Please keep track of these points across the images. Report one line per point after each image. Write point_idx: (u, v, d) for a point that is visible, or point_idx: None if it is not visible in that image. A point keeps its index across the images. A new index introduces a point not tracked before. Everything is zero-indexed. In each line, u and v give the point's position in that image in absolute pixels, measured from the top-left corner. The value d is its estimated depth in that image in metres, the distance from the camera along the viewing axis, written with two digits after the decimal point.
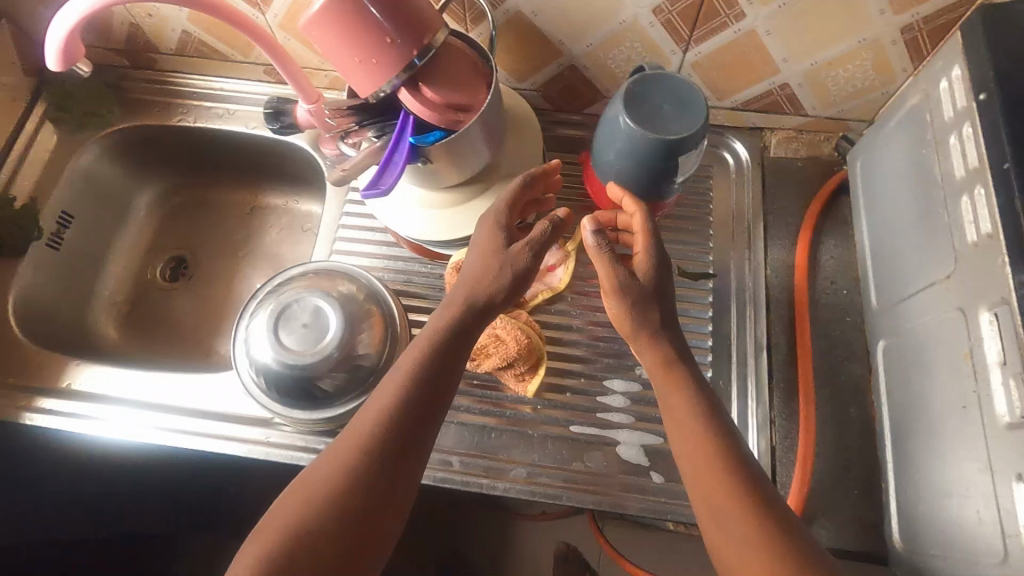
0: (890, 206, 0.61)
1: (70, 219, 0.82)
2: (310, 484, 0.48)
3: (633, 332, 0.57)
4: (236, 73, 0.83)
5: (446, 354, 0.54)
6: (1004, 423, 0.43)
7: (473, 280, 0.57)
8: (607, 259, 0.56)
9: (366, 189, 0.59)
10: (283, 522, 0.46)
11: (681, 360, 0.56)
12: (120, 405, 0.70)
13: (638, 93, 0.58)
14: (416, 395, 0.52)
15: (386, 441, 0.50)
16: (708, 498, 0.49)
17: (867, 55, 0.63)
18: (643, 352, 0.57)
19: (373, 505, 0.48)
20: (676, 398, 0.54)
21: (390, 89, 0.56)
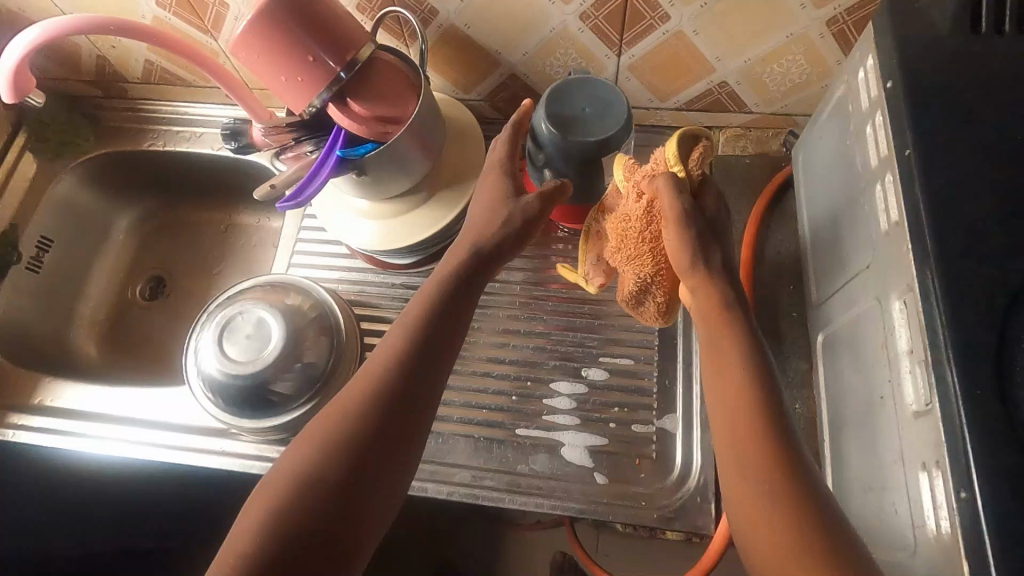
0: (827, 198, 0.60)
1: (49, 243, 0.87)
2: (313, 435, 0.48)
3: (686, 267, 0.53)
4: (202, 98, 0.87)
5: (448, 308, 0.54)
6: (912, 412, 0.42)
7: (479, 233, 0.59)
8: (666, 194, 0.51)
9: (281, 202, 0.60)
10: (287, 476, 0.46)
11: (735, 305, 0.52)
12: (85, 419, 0.72)
13: (561, 94, 0.59)
14: (419, 347, 0.52)
15: (392, 391, 0.49)
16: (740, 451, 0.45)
17: (798, 49, 0.63)
18: (698, 289, 0.53)
19: (382, 454, 0.47)
20: (727, 335, 0.51)
21: (319, 104, 0.59)
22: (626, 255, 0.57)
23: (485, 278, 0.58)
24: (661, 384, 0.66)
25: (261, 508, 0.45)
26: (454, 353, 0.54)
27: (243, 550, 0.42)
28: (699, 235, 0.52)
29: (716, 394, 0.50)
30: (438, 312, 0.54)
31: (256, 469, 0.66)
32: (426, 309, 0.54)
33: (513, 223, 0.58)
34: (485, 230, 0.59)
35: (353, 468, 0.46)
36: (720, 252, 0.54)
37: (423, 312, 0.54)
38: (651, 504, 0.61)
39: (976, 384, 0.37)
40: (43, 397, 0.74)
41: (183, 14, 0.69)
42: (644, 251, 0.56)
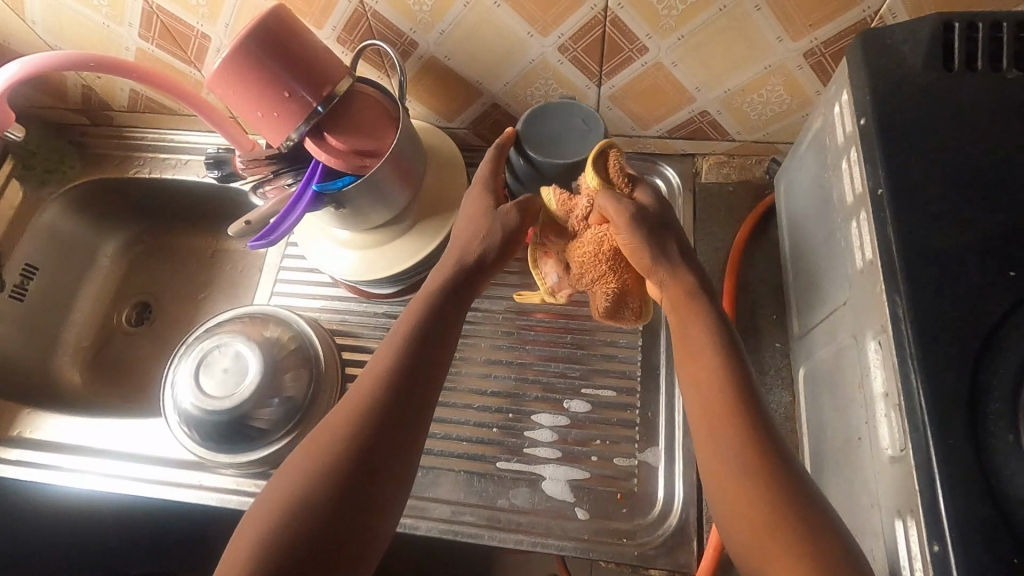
0: (807, 229, 0.60)
1: (34, 270, 0.87)
2: (308, 454, 0.47)
3: (649, 264, 0.53)
4: (188, 125, 0.87)
5: (438, 319, 0.53)
6: (888, 456, 0.41)
7: (466, 245, 0.57)
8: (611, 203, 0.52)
9: (253, 240, 0.60)
10: (280, 496, 0.44)
11: (703, 292, 0.52)
12: (62, 451, 0.71)
13: (540, 115, 0.62)
14: (410, 359, 0.50)
15: (385, 405, 0.48)
16: (710, 425, 0.46)
17: (777, 80, 0.63)
18: (665, 282, 0.52)
19: (377, 467, 0.46)
20: (694, 326, 0.51)
21: (296, 138, 0.59)
22: (590, 278, 0.56)
23: (474, 288, 0.57)
24: (643, 416, 0.66)
25: (261, 511, 0.44)
26: (445, 364, 0.52)
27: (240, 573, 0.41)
28: (654, 232, 0.52)
29: (687, 373, 0.50)
30: (427, 323, 0.52)
31: (234, 504, 0.65)
32: (417, 319, 0.53)
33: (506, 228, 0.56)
34: (470, 242, 0.57)
35: (347, 484, 0.45)
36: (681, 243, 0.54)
37: (413, 322, 0.52)
38: (632, 540, 0.60)
39: (948, 433, 0.37)
40: (22, 430, 0.73)
41: (166, 46, 0.69)
42: (604, 269, 0.55)
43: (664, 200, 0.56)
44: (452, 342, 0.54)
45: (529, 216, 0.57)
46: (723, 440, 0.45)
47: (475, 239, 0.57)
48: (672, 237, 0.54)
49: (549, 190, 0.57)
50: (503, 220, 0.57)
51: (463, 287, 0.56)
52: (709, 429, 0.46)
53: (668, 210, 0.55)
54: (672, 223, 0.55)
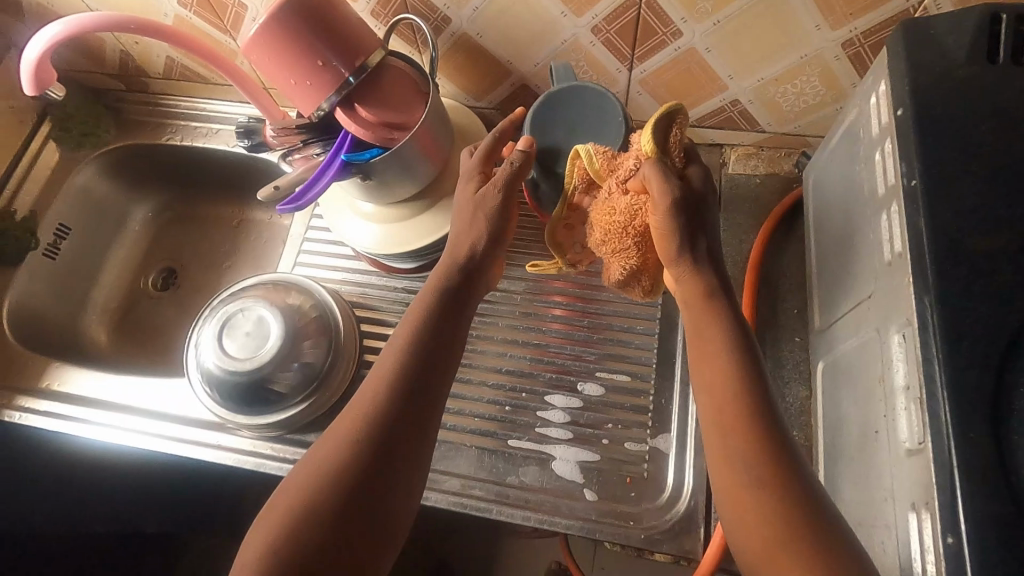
0: (834, 223, 0.59)
1: (67, 230, 0.89)
2: (324, 449, 0.48)
3: (672, 255, 0.52)
4: (220, 95, 0.88)
5: (448, 307, 0.54)
6: (905, 449, 0.41)
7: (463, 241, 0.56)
8: (661, 177, 0.50)
9: (283, 204, 0.60)
10: (302, 484, 0.46)
11: (722, 291, 0.51)
12: (86, 404, 0.73)
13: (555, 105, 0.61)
14: (421, 352, 0.51)
15: (400, 400, 0.49)
16: (723, 436, 0.46)
17: (812, 70, 0.62)
18: (683, 278, 0.52)
19: (392, 457, 0.47)
20: (708, 332, 0.50)
21: (328, 107, 0.60)
22: (610, 249, 0.55)
23: (484, 277, 0.57)
24: (657, 403, 0.66)
25: (284, 502, 0.45)
26: (457, 351, 0.53)
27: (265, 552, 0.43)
28: (687, 221, 0.51)
29: (701, 383, 0.49)
30: (436, 311, 0.53)
31: (249, 465, 0.66)
32: (428, 308, 0.53)
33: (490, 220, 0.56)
34: (463, 237, 0.56)
35: (365, 476, 0.45)
36: (703, 237, 0.52)
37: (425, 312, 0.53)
38: (638, 523, 0.60)
39: (970, 426, 0.36)
40: (51, 382, 0.76)
41: (203, 14, 0.71)
42: (630, 244, 0.54)
43: (703, 183, 0.53)
44: (462, 330, 0.54)
45: (507, 200, 0.56)
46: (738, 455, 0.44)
47: (465, 233, 0.56)
48: (697, 230, 0.51)
49: (590, 148, 0.55)
50: (486, 213, 0.56)
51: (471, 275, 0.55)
52: (722, 443, 0.46)
53: (705, 196, 0.53)
54: (701, 212, 0.52)
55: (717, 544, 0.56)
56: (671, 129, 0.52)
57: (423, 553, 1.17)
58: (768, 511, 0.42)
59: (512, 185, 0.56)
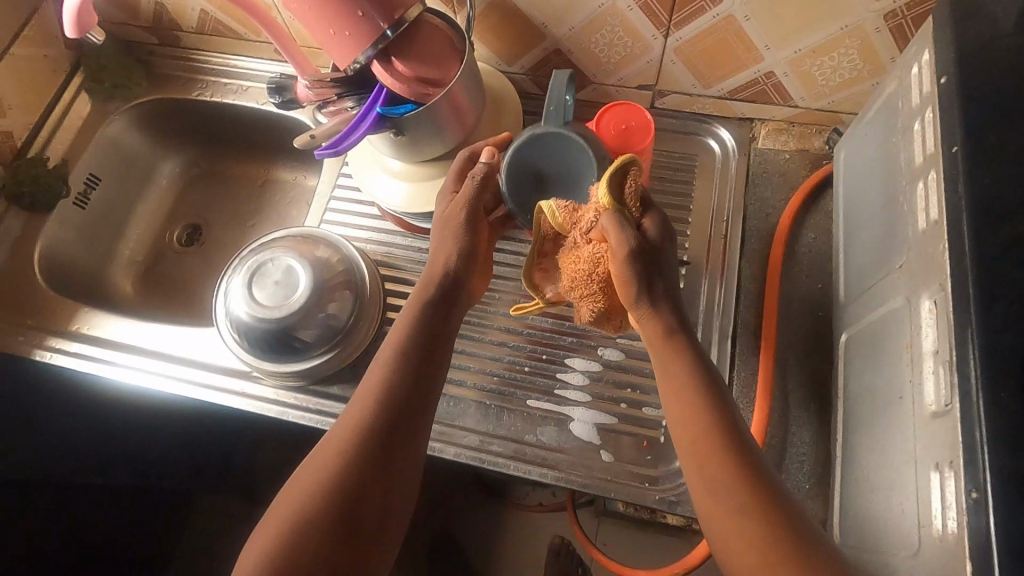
0: (865, 198, 0.59)
1: (97, 180, 0.90)
2: (321, 455, 0.49)
3: (632, 300, 0.52)
4: (251, 52, 0.89)
5: (435, 314, 0.56)
6: (930, 412, 0.41)
7: (443, 254, 0.58)
8: (616, 228, 0.51)
9: (321, 149, 0.61)
10: (312, 480, 0.48)
11: (682, 331, 0.53)
12: (114, 349, 0.75)
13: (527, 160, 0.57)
14: (410, 358, 0.53)
15: (394, 408, 0.51)
16: (701, 465, 0.47)
17: (851, 43, 0.62)
18: (642, 320, 0.53)
19: (387, 462, 0.49)
20: (673, 368, 0.51)
21: (364, 60, 0.60)
22: (578, 294, 0.55)
23: (470, 284, 0.59)
24: None
25: (295, 497, 0.47)
26: (445, 358, 0.55)
27: (281, 541, 0.45)
28: (645, 267, 0.51)
29: (673, 414, 0.51)
30: (426, 316, 0.55)
31: (274, 412, 0.68)
32: (416, 314, 0.55)
33: (463, 243, 0.57)
34: (438, 257, 0.58)
35: (369, 474, 0.48)
36: (663, 280, 0.53)
37: (415, 319, 0.55)
38: (654, 485, 0.62)
39: (1001, 388, 0.36)
40: (80, 326, 0.77)
41: None
42: (596, 289, 0.54)
43: (661, 229, 0.54)
44: (451, 334, 0.57)
45: (475, 217, 0.58)
46: (716, 484, 0.46)
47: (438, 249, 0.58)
48: (656, 275, 0.52)
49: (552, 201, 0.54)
50: (461, 236, 0.57)
51: (455, 284, 0.57)
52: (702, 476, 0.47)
53: (663, 242, 0.54)
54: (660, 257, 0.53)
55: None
56: (626, 179, 0.53)
57: (430, 521, 1.19)
58: (754, 533, 0.44)
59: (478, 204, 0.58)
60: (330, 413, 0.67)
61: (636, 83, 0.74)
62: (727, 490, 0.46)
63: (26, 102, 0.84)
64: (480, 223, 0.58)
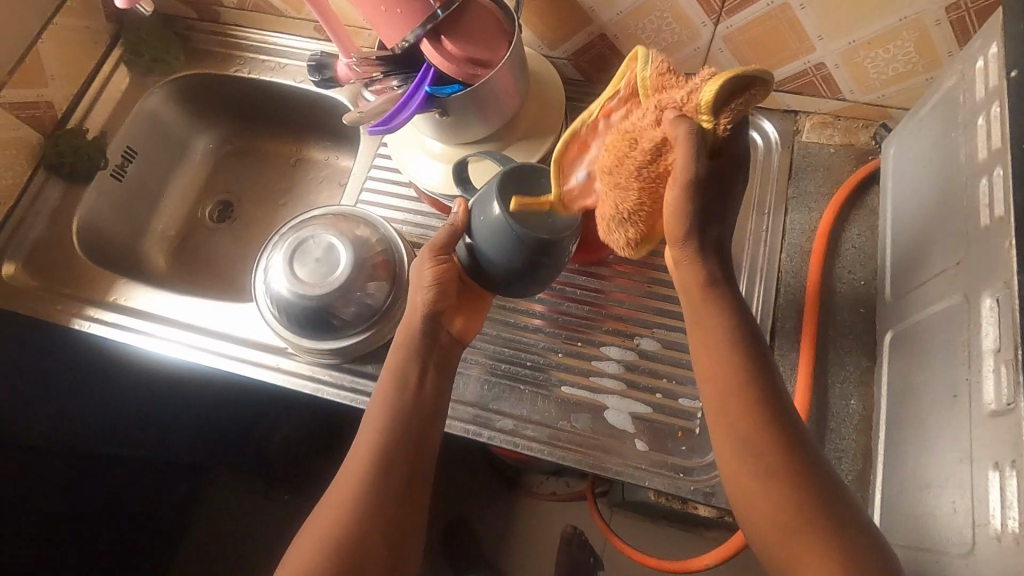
0: (917, 195, 0.58)
1: (133, 154, 0.90)
2: (319, 523, 0.49)
3: (676, 236, 0.48)
4: (291, 30, 0.88)
5: (423, 354, 0.56)
6: (988, 411, 0.41)
7: (412, 308, 0.57)
8: (691, 148, 0.42)
9: (373, 126, 0.61)
10: (329, 519, 0.49)
11: (723, 281, 0.50)
12: (149, 320, 0.76)
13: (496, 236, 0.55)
14: (405, 396, 0.54)
15: (394, 459, 0.51)
16: (727, 427, 0.47)
17: (909, 34, 0.60)
18: (685, 264, 0.49)
19: (392, 519, 0.49)
20: (711, 322, 0.50)
21: (413, 39, 0.59)
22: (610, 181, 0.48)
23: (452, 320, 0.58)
24: None
25: (316, 539, 0.48)
26: (443, 386, 0.56)
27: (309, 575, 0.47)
28: (699, 203, 0.45)
29: (702, 368, 0.50)
30: (416, 364, 0.55)
31: (309, 389, 0.69)
32: (400, 362, 0.55)
33: (426, 287, 0.56)
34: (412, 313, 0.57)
35: (385, 506, 0.50)
36: (703, 233, 0.48)
37: (405, 368, 0.55)
38: (688, 476, 0.62)
39: None
40: (117, 297, 0.78)
41: None
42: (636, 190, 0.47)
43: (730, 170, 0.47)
44: (448, 376, 0.57)
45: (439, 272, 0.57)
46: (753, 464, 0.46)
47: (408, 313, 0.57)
48: (702, 234, 0.48)
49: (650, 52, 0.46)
50: (425, 278, 0.57)
51: (436, 323, 0.57)
52: (747, 447, 0.46)
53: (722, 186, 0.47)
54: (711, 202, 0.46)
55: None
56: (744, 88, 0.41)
57: (444, 505, 1.19)
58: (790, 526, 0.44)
59: (444, 249, 0.58)
60: (363, 392, 0.68)
61: (681, 72, 0.73)
62: (767, 467, 0.45)
63: (67, 73, 0.85)
64: (441, 263, 0.57)
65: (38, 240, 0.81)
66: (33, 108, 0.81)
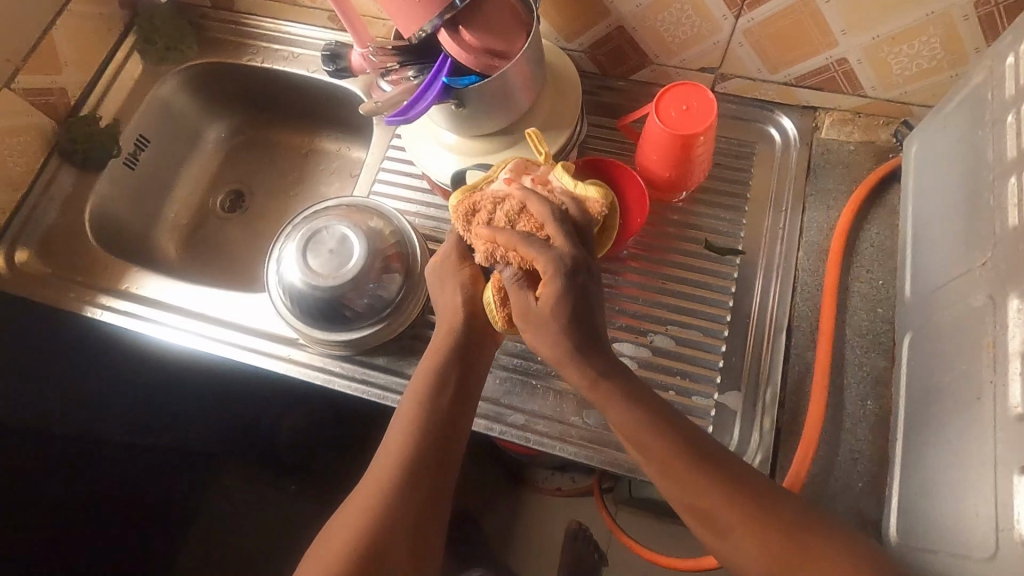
0: (938, 194, 0.57)
1: (146, 142, 0.90)
2: (335, 540, 0.49)
3: (560, 334, 0.49)
4: (305, 19, 0.88)
5: (462, 366, 0.55)
6: (1015, 414, 0.41)
7: (450, 311, 0.57)
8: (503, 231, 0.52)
9: (391, 117, 0.61)
10: (356, 517, 0.49)
11: (617, 374, 0.49)
12: (162, 310, 0.76)
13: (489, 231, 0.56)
14: (438, 408, 0.53)
15: (419, 471, 0.51)
16: (673, 478, 0.48)
17: (935, 30, 0.59)
18: (571, 366, 0.50)
19: (412, 532, 0.49)
20: (609, 412, 0.50)
21: (430, 29, 0.58)
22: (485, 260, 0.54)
23: (489, 332, 0.58)
24: (729, 361, 0.65)
25: (343, 537, 0.48)
26: (473, 399, 0.56)
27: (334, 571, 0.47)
28: (565, 282, 0.49)
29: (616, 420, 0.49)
30: (450, 376, 0.55)
31: (320, 380, 0.69)
32: (437, 368, 0.55)
33: (463, 284, 0.57)
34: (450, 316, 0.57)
35: (410, 507, 0.50)
36: (573, 334, 0.49)
37: (439, 372, 0.55)
38: None
39: None
40: (129, 285, 0.78)
41: None
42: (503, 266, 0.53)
43: (574, 285, 0.49)
44: (477, 379, 0.56)
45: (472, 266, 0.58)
46: (693, 490, 0.47)
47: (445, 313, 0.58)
48: (581, 333, 0.49)
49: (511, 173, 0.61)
50: (462, 277, 0.57)
51: (476, 335, 0.57)
52: (667, 482, 0.48)
53: (572, 303, 0.48)
54: (546, 315, 0.49)
55: (795, 477, 0.57)
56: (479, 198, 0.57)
57: None
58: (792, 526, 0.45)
59: (467, 252, 0.59)
60: (375, 384, 0.68)
61: (699, 66, 0.72)
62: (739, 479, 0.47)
63: (81, 59, 0.84)
64: (474, 264, 0.58)
65: (51, 227, 0.81)
66: (48, 94, 0.81)
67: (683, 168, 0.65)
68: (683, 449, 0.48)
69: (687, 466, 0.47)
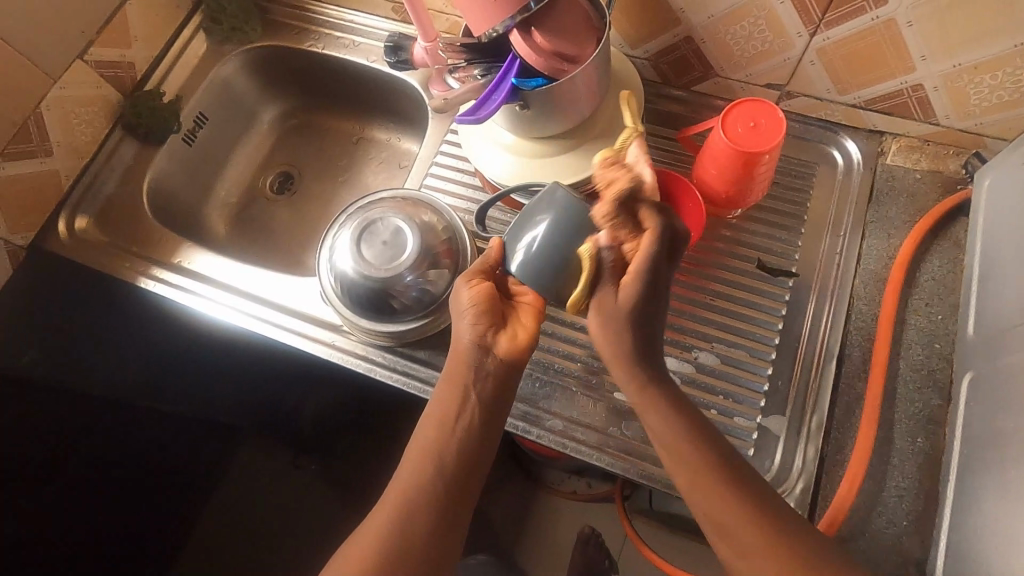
0: (1011, 232, 0.56)
1: (204, 119, 0.92)
2: (376, 528, 0.50)
3: (628, 362, 0.49)
4: (367, 8, 0.89)
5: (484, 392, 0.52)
6: None
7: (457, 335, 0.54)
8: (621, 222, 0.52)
9: (461, 117, 0.60)
10: (390, 514, 0.50)
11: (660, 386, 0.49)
12: (211, 286, 0.77)
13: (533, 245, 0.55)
14: (460, 436, 0.51)
15: (449, 486, 0.50)
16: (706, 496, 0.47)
17: (1020, 62, 0.57)
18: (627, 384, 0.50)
19: (447, 528, 0.50)
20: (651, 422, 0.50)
21: (502, 30, 0.58)
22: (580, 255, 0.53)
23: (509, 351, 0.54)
24: (774, 385, 0.64)
25: (376, 534, 0.49)
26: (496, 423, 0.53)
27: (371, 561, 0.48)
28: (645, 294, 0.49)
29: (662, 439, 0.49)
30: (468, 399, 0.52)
31: (361, 368, 0.69)
32: (452, 394, 0.52)
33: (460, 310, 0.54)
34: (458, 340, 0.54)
35: (444, 512, 0.50)
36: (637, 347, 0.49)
37: (452, 402, 0.52)
38: None
39: None
40: (180, 259, 0.80)
41: None
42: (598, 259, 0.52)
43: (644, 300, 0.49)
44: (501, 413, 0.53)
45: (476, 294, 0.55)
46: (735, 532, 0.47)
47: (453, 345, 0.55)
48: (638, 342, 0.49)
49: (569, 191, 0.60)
50: (464, 303, 0.55)
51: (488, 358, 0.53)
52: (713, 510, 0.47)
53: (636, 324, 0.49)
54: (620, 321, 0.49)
55: (838, 507, 0.57)
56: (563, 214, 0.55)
57: None
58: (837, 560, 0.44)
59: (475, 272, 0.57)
60: (415, 377, 0.68)
61: (764, 81, 0.71)
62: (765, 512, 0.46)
63: (151, 35, 0.86)
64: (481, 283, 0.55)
65: (110, 196, 0.84)
66: (117, 67, 0.83)
67: (743, 185, 0.64)
68: (712, 467, 0.48)
69: (723, 485, 0.47)
